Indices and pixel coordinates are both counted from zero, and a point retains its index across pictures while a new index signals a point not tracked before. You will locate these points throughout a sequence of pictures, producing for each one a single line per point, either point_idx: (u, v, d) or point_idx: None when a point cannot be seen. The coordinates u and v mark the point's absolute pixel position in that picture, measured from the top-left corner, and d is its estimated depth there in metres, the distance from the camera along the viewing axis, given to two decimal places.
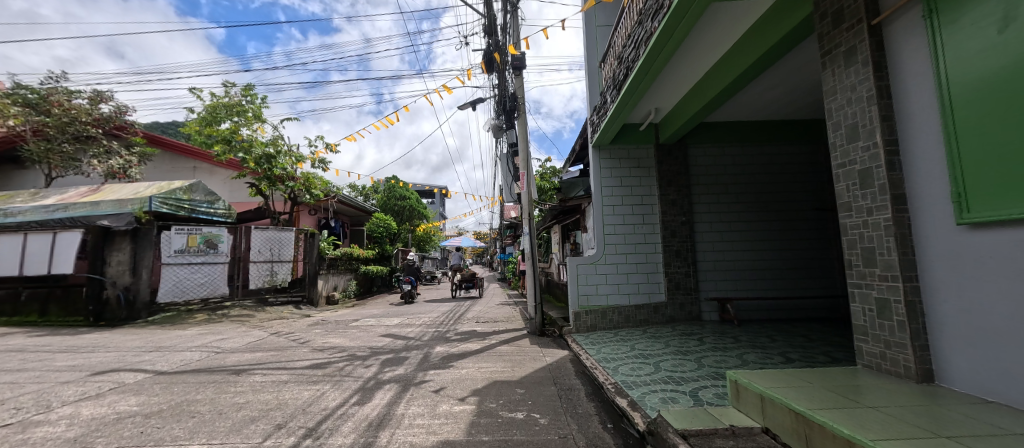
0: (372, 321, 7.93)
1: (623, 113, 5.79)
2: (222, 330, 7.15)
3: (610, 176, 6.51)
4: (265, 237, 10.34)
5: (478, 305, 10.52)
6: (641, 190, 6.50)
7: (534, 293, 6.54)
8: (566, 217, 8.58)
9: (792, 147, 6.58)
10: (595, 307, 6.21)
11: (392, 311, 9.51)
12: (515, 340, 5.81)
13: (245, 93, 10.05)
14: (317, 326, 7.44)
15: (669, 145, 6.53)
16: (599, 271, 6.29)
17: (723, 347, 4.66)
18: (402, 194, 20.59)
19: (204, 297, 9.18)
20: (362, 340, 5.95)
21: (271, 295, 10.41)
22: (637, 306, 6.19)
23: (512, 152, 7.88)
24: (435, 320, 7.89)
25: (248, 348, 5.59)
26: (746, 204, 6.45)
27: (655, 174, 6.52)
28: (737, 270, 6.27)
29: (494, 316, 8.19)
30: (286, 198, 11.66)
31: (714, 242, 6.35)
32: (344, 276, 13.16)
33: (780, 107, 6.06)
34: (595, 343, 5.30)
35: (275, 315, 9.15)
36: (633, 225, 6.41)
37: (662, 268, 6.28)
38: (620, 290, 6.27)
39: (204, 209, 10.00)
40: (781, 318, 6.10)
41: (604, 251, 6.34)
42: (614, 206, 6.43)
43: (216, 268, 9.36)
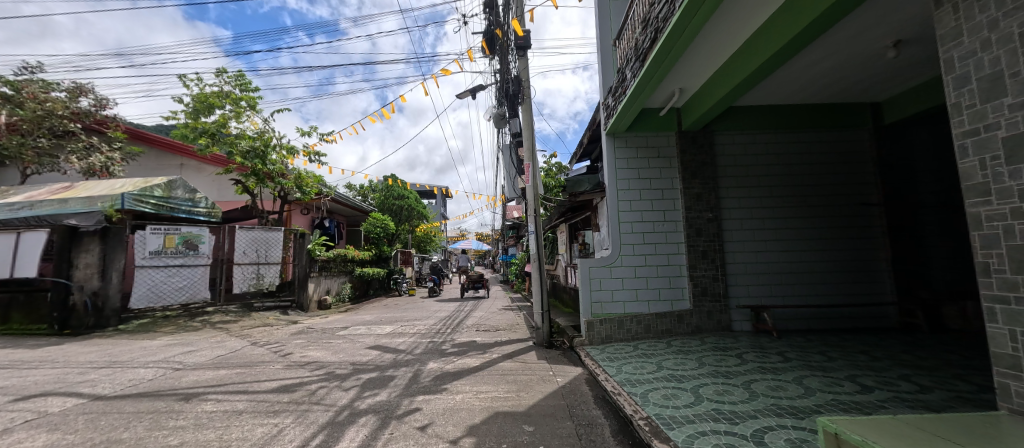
0: (361, 329, 7.20)
1: (644, 94, 5.01)
2: (194, 340, 6.42)
3: (626, 168, 5.77)
4: (251, 238, 9.64)
5: (478, 311, 9.76)
6: (662, 183, 5.74)
7: (541, 299, 5.79)
8: (576, 215, 7.82)
9: (832, 133, 5.82)
10: (610, 316, 5.46)
11: (386, 318, 8.75)
12: (520, 354, 5.06)
13: (239, 83, 9.32)
14: (299, 336, 6.69)
15: (693, 131, 5.78)
16: (614, 274, 5.56)
17: (770, 367, 3.89)
18: (401, 194, 19.86)
19: (183, 302, 8.53)
20: (345, 354, 5.21)
21: (258, 300, 9.70)
22: (658, 314, 5.44)
23: (516, 142, 7.14)
24: (431, 328, 7.13)
25: (213, 364, 4.85)
26: (782, 199, 5.70)
27: (677, 165, 5.77)
28: (772, 274, 5.53)
29: (496, 324, 7.44)
30: (275, 196, 10.97)
31: (745, 241, 5.60)
32: (337, 278, 12.47)
33: (823, 88, 5.28)
34: (614, 360, 4.54)
35: (258, 322, 8.42)
36: (653, 223, 5.66)
37: (686, 271, 5.53)
38: (638, 297, 5.52)
39: (185, 207, 9.34)
40: (824, 329, 5.34)
41: (620, 252, 5.59)
42: (631, 201, 5.69)
43: (197, 270, 8.71)
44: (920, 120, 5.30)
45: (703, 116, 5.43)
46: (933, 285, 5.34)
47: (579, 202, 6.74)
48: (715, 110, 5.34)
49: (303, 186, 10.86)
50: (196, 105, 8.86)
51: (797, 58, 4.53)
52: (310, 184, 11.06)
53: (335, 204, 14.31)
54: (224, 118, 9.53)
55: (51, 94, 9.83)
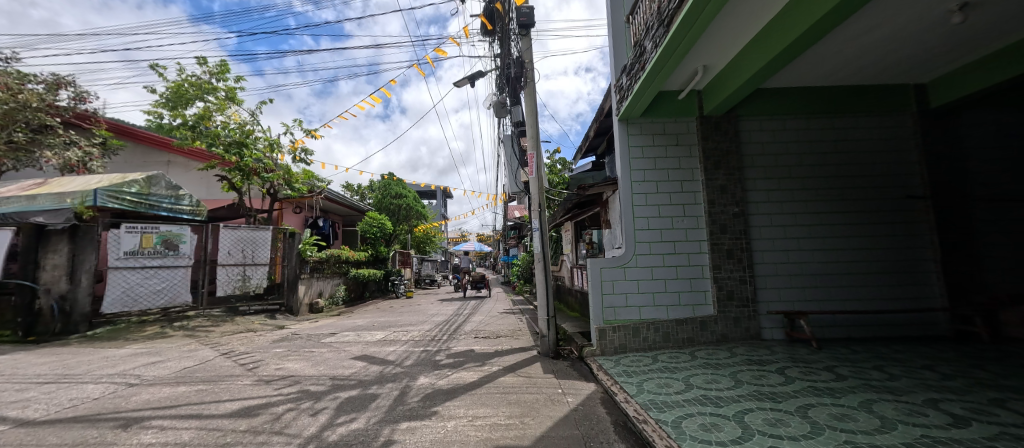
0: (350, 336, 6.60)
1: (662, 73, 4.40)
2: (163, 349, 5.83)
3: (641, 157, 5.18)
4: (237, 237, 9.07)
5: (478, 315, 9.16)
6: (681, 174, 5.15)
7: (547, 304, 5.20)
8: (582, 213, 7.22)
9: (871, 118, 5.22)
10: (624, 323, 4.87)
11: (378, 322, 8.14)
12: (523, 367, 4.46)
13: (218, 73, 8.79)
14: (281, 344, 6.09)
15: (716, 116, 5.18)
16: (628, 276, 4.97)
17: (823, 387, 3.23)
18: (399, 193, 19.24)
19: (162, 306, 7.97)
20: (326, 367, 4.61)
21: (244, 303, 9.15)
22: (679, 321, 4.84)
23: (518, 132, 6.56)
24: (426, 335, 6.53)
25: (174, 379, 4.26)
26: (815, 191, 5.10)
27: (698, 154, 5.18)
28: (806, 275, 4.93)
29: (497, 331, 6.83)
30: (264, 192, 10.43)
31: (775, 239, 5.00)
32: (330, 280, 11.90)
33: (864, 66, 4.68)
34: (632, 375, 3.90)
35: (241, 328, 7.83)
36: (671, 219, 5.07)
37: (710, 273, 4.93)
38: (656, 302, 4.93)
39: (166, 204, 8.80)
40: (866, 338, 4.74)
41: (635, 252, 5.00)
42: (646, 194, 5.10)
43: (178, 272, 8.19)
44: (973, 102, 4.70)
45: (727, 98, 4.84)
46: (988, 289, 4.74)
47: (587, 198, 6.15)
48: (741, 92, 4.75)
49: (291, 183, 10.30)
50: (173, 97, 8.35)
51: (839, 30, 3.91)
52: (300, 181, 10.50)
53: (329, 203, 13.74)
54: (207, 111, 8.98)
55: (25, 85, 8.94)
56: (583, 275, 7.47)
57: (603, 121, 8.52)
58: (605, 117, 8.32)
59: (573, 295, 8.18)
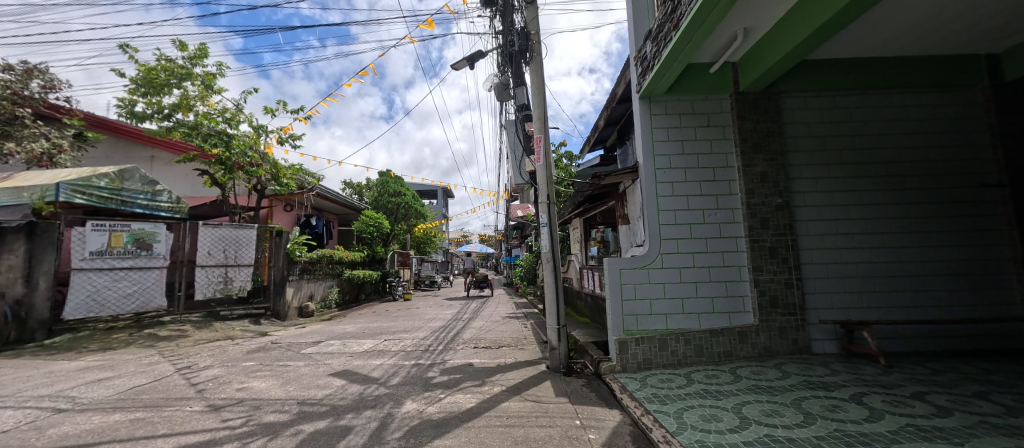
0: (334, 346, 5.90)
1: (694, 41, 3.66)
2: (120, 362, 5.14)
3: (666, 140, 4.46)
4: (218, 236, 8.39)
5: (478, 320, 8.44)
6: (712, 160, 4.42)
7: (557, 311, 4.46)
8: (594, 208, 6.49)
9: (934, 94, 4.49)
10: (648, 334, 4.14)
11: (369, 329, 7.41)
12: (530, 389, 3.73)
13: (196, 58, 8.15)
14: (254, 356, 5.37)
15: (754, 93, 4.45)
16: (653, 279, 4.25)
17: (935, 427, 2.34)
18: (397, 191, 18.47)
19: (133, 311, 7.29)
20: (297, 387, 3.89)
21: (225, 307, 8.49)
22: (713, 332, 4.11)
23: (522, 116, 5.85)
24: (419, 345, 5.81)
25: (112, 404, 3.54)
26: (870, 179, 4.37)
27: (733, 136, 4.45)
28: (863, 278, 4.19)
29: (499, 340, 6.10)
30: (250, 188, 9.78)
31: (825, 235, 4.26)
32: (322, 282, 11.22)
33: (937, 33, 3.91)
34: (668, 401, 3.11)
35: (218, 335, 7.13)
36: (702, 212, 4.34)
37: (749, 275, 4.21)
38: (685, 310, 4.20)
39: (141, 201, 8.12)
40: (937, 352, 3.98)
41: (660, 250, 4.28)
42: (672, 183, 4.38)
43: (152, 274, 7.51)
44: None
45: (771, 69, 4.07)
46: None
47: (600, 189, 5.41)
48: (788, 61, 3.97)
49: (279, 177, 9.69)
50: (146, 83, 7.67)
51: None
52: (288, 175, 9.85)
53: (322, 201, 13.05)
54: (185, 100, 8.36)
55: None
56: (594, 277, 6.74)
57: (614, 109, 7.77)
58: (617, 104, 7.57)
59: (583, 299, 7.44)
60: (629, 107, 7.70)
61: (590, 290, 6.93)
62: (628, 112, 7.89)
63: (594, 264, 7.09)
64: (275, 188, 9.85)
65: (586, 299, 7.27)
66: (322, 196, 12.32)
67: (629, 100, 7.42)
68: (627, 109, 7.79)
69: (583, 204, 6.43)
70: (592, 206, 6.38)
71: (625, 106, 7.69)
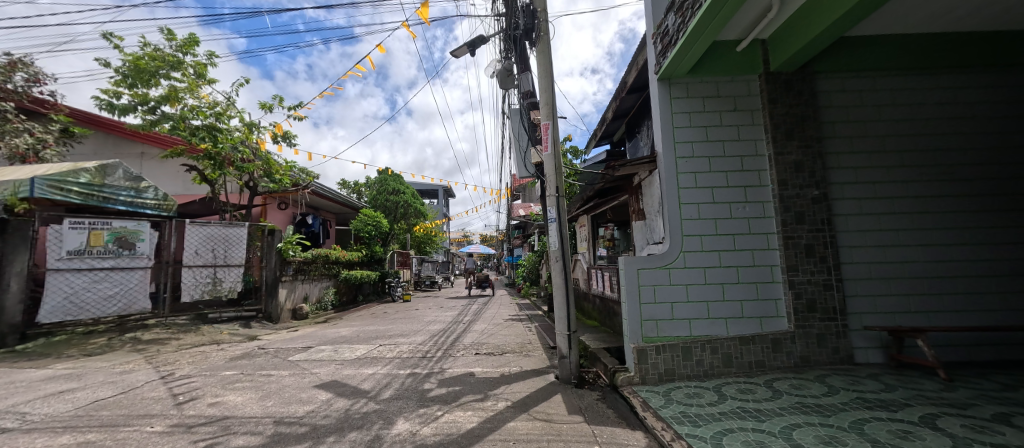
0: (325, 352, 5.46)
1: (725, 11, 3.21)
2: (90, 370, 4.70)
3: (688, 126, 4.02)
4: (206, 235, 7.98)
5: (480, 323, 8.01)
6: (740, 148, 3.98)
7: (568, 316, 4.01)
8: (603, 204, 6.05)
9: (987, 75, 4.02)
10: (670, 341, 3.70)
11: (364, 333, 6.97)
12: (539, 404, 3.29)
13: (186, 47, 7.71)
14: (237, 364, 4.93)
15: (786, 74, 3.99)
16: (675, 281, 3.81)
17: None
18: (397, 189, 17.92)
19: (115, 313, 6.88)
20: (276, 402, 3.45)
21: (214, 310, 8.05)
22: (743, 339, 3.66)
23: (528, 104, 5.41)
24: (416, 351, 5.38)
25: (64, 422, 3.11)
26: (916, 169, 3.91)
27: (763, 121, 4.01)
28: (910, 279, 3.74)
29: (503, 346, 5.66)
30: (241, 185, 9.36)
31: (866, 231, 3.81)
32: (318, 283, 10.81)
33: (1000, 5, 3.43)
34: (701, 422, 2.65)
35: (204, 339, 6.72)
36: (729, 205, 3.90)
37: (782, 276, 3.77)
38: (711, 314, 3.76)
39: (124, 197, 7.73)
40: (996, 363, 3.53)
41: (682, 248, 3.85)
42: (696, 174, 3.94)
43: (136, 274, 7.12)
44: None
45: (798, 52, 3.69)
46: None
47: (613, 182, 4.97)
48: (817, 45, 3.61)
49: (272, 174, 9.27)
50: (134, 73, 7.26)
51: None
52: (281, 171, 9.43)
53: (319, 200, 12.64)
54: (173, 91, 7.76)
55: None
56: (604, 278, 6.31)
57: (623, 101, 7.29)
58: (627, 95, 7.07)
59: (592, 302, 6.99)
60: (640, 97, 7.20)
61: (600, 292, 6.47)
62: (638, 103, 7.40)
63: (604, 265, 6.63)
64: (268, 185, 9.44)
65: (595, 302, 6.82)
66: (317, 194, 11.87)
67: (640, 90, 6.94)
68: (638, 100, 7.29)
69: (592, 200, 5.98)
70: (602, 201, 5.94)
71: (635, 97, 7.19)
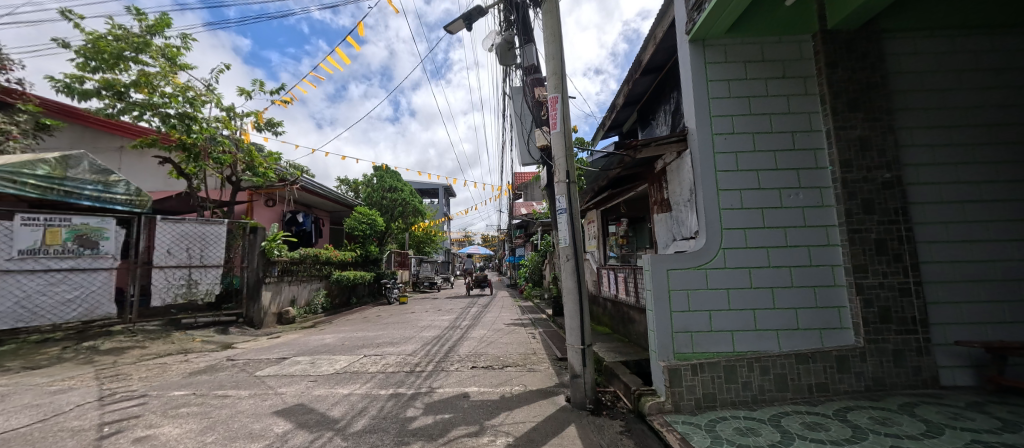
0: (299, 364, 4.75)
1: None
2: (19, 389, 3.99)
3: (727, 97, 3.32)
4: (180, 233, 7.30)
5: (479, 329, 7.29)
6: (791, 123, 3.28)
7: (581, 327, 3.30)
8: (617, 197, 5.31)
9: None
10: (709, 359, 3.00)
11: (350, 341, 6.29)
12: (550, 442, 2.58)
13: (155, 27, 6.96)
14: (194, 381, 4.23)
15: (847, 32, 3.28)
16: (714, 285, 3.11)
17: None
18: (392, 186, 16.98)
19: (75, 319, 6.24)
20: (219, 437, 2.74)
21: (190, 315, 7.37)
22: (799, 357, 2.96)
23: (533, 80, 4.69)
24: (403, 365, 4.66)
25: None
26: (1006, 147, 3.20)
27: (818, 90, 3.31)
28: (1003, 282, 3.02)
29: (503, 357, 4.95)
30: (222, 179, 8.69)
31: (949, 223, 3.09)
32: (306, 284, 10.13)
33: None
34: None
35: (172, 348, 6.04)
36: (779, 192, 3.19)
37: (847, 278, 3.07)
38: (758, 326, 3.06)
39: (90, 192, 7.06)
40: None
41: (722, 245, 3.15)
42: (737, 154, 3.24)
43: (99, 276, 6.46)
44: None
45: (864, 7, 3.00)
46: None
47: (631, 168, 4.23)
48: (863, 14, 3.12)
49: (254, 166, 8.62)
50: (96, 56, 6.56)
51: None
52: (264, 164, 8.77)
53: (309, 196, 11.93)
54: (144, 76, 7.04)
55: None
56: (617, 279, 5.60)
57: (636, 83, 6.55)
58: (641, 76, 6.32)
59: (605, 307, 6.25)
60: (655, 79, 6.45)
61: (614, 296, 5.73)
62: (653, 86, 6.65)
63: (619, 265, 5.89)
64: (251, 179, 8.78)
65: (610, 307, 6.08)
66: (307, 190, 11.11)
67: (656, 70, 6.19)
68: (652, 82, 6.54)
69: (605, 192, 5.24)
70: (616, 193, 5.19)
71: (650, 79, 6.43)
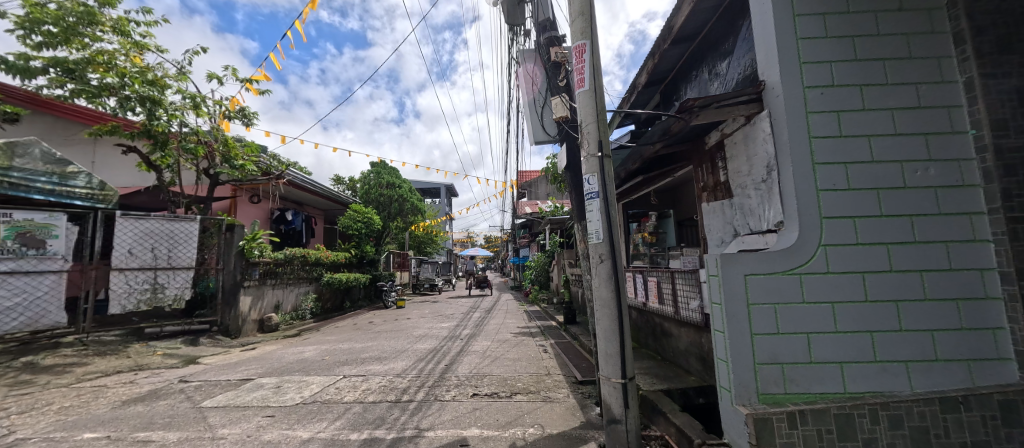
0: (260, 389, 3.86)
1: None
2: None
3: (822, 38, 2.41)
4: (144, 230, 6.44)
5: (481, 340, 6.38)
6: (913, 72, 2.37)
7: (622, 355, 2.38)
8: (652, 182, 4.44)
9: None
10: (810, 403, 2.10)
11: (331, 356, 5.39)
12: None
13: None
14: (121, 415, 3.34)
15: None
16: (813, 298, 2.20)
17: None
18: (391, 182, 16.09)
19: (18, 329, 5.35)
20: None
21: (155, 323, 6.51)
22: (943, 402, 2.05)
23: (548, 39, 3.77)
24: (387, 391, 3.76)
25: None
26: None
27: (948, 27, 2.39)
28: None
29: (511, 381, 4.04)
30: (198, 170, 7.89)
31: None
32: (293, 288, 9.28)
33: None
34: None
35: (123, 364, 5.16)
36: (900, 167, 2.29)
37: (1005, 288, 2.15)
38: (878, 356, 2.15)
39: (43, 185, 6.19)
40: None
41: (822, 241, 2.24)
42: (839, 114, 2.33)
43: (47, 279, 5.58)
44: None
45: None
46: None
47: (674, 145, 3.33)
48: None
49: (230, 157, 7.85)
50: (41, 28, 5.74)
51: None
52: (242, 156, 8.00)
53: (300, 192, 11.09)
54: (103, 54, 6.27)
55: None
56: (647, 285, 4.66)
57: (664, 56, 5.65)
58: (670, 47, 5.41)
59: (631, 315, 5.32)
60: (687, 50, 5.55)
61: (643, 303, 4.78)
62: (682, 59, 5.75)
63: (648, 267, 4.93)
64: (228, 171, 7.99)
65: (637, 317, 5.13)
66: (295, 185, 10.24)
67: (688, 39, 5.28)
68: (683, 54, 5.63)
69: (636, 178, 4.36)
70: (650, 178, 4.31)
71: (681, 49, 5.53)
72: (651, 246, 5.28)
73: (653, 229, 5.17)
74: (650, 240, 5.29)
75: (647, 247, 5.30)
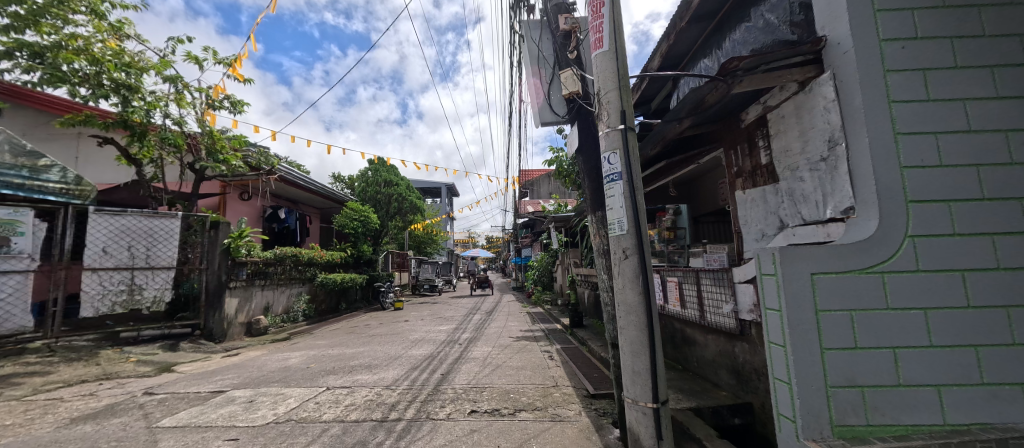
0: (230, 405, 3.40)
1: None
2: None
3: None
4: (120, 227, 6.01)
5: (482, 346, 5.91)
6: (1017, 20, 1.89)
7: (654, 374, 1.91)
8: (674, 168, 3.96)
9: None
10: (901, 439, 1.63)
11: (317, 364, 4.93)
12: None
13: None
14: (63, 436, 2.89)
15: None
16: (898, 302, 1.73)
17: None
18: (390, 180, 15.59)
19: None
20: None
21: (133, 327, 6.07)
22: None
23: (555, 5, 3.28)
24: (374, 407, 3.30)
25: None
26: None
27: None
28: None
29: (514, 394, 3.57)
30: (182, 164, 7.48)
31: None
32: (285, 289, 8.84)
33: None
34: None
35: (89, 373, 4.72)
36: (1005, 137, 1.81)
37: None
38: (986, 378, 1.68)
39: (14, 178, 5.67)
40: None
41: (910, 231, 1.77)
42: (925, 73, 1.86)
43: (11, 280, 5.15)
44: None
45: None
46: None
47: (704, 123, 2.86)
48: None
49: (216, 150, 7.47)
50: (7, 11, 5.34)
51: None
52: (227, 149, 7.61)
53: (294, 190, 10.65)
54: (75, 39, 5.85)
55: None
56: (665, 286, 4.18)
57: (680, 37, 5.09)
58: (687, 26, 4.86)
59: None
60: (705, 31, 4.97)
61: (662, 307, 4.27)
62: (699, 42, 5.18)
63: (667, 267, 4.39)
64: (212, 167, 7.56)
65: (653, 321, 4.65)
66: (288, 182, 9.80)
67: (707, 18, 4.74)
68: (701, 35, 5.05)
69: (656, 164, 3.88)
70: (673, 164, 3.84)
71: (699, 30, 4.95)
72: (668, 244, 4.71)
73: (671, 224, 4.57)
74: (667, 236, 4.72)
75: (663, 244, 4.75)
